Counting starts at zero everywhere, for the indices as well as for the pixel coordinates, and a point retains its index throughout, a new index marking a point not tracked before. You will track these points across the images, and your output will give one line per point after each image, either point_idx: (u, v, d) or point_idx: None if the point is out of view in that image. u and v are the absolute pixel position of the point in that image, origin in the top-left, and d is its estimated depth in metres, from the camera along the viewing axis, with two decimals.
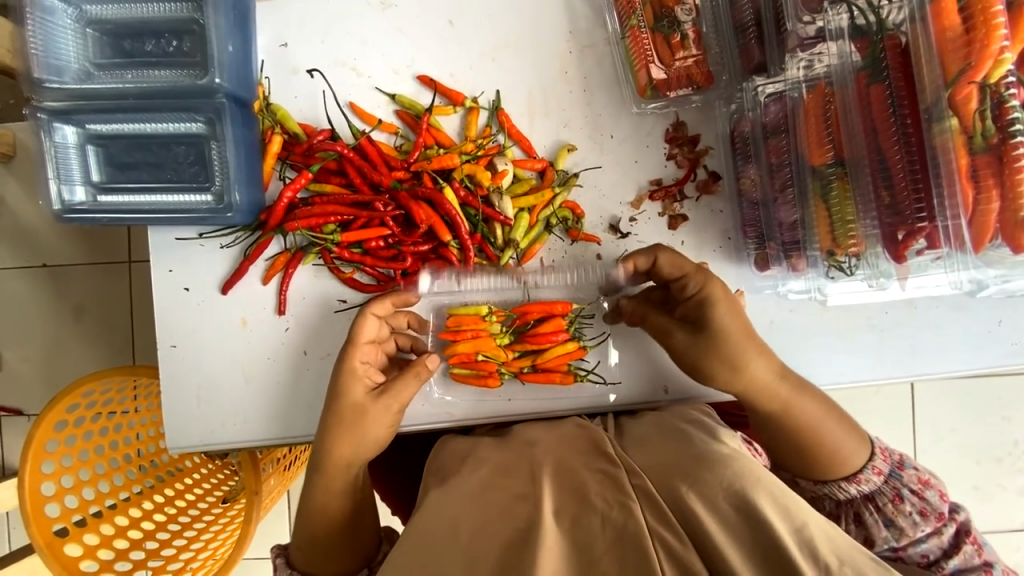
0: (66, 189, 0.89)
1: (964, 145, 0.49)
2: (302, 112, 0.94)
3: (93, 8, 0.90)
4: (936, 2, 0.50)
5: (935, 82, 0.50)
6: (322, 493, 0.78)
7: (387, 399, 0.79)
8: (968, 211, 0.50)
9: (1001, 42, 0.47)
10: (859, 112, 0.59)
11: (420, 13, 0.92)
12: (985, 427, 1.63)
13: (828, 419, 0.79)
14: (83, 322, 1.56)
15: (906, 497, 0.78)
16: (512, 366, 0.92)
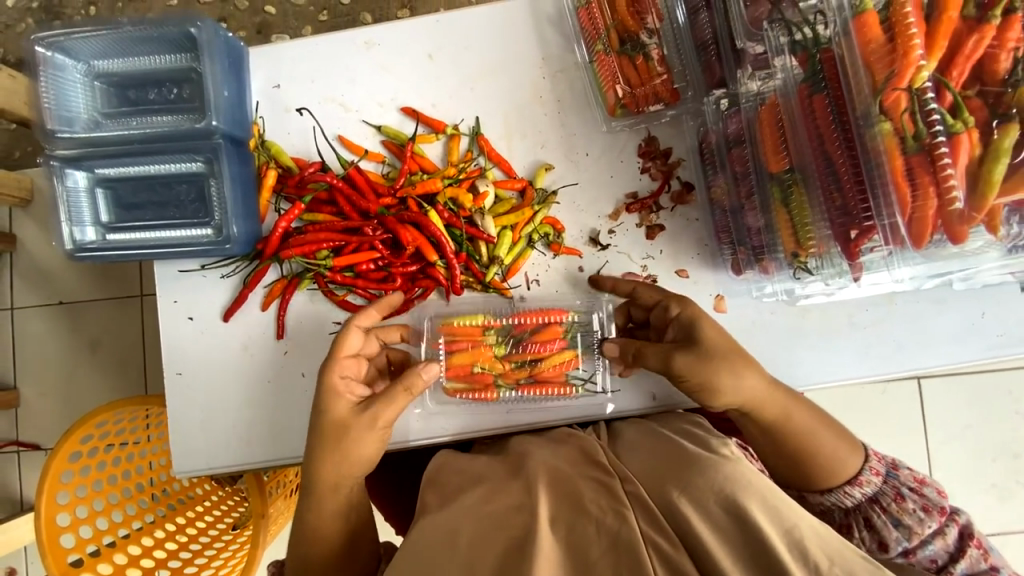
0: (77, 230, 0.96)
1: (896, 146, 0.52)
2: (295, 146, 1.00)
3: (101, 63, 0.98)
4: (859, 18, 0.53)
5: (864, 91, 0.54)
6: (316, 512, 0.81)
7: (372, 423, 0.79)
8: (904, 212, 0.53)
9: (919, 55, 0.50)
10: (803, 120, 0.63)
11: (401, 49, 0.98)
12: (999, 424, 1.61)
13: (820, 425, 0.81)
14: (97, 355, 1.62)
15: (907, 494, 0.78)
16: (512, 380, 0.92)
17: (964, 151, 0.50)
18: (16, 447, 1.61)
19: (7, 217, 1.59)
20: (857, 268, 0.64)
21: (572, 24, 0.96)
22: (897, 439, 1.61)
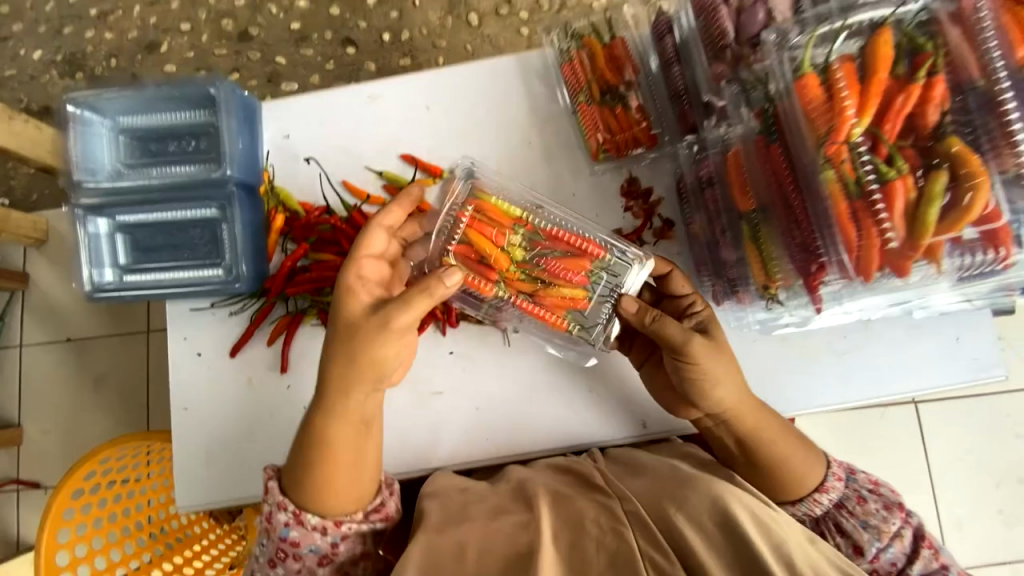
0: (96, 271, 1.02)
1: (839, 193, 0.58)
2: (301, 191, 1.06)
3: (125, 119, 1.06)
4: (799, 80, 0.59)
5: (808, 143, 0.60)
6: (328, 427, 0.80)
7: (388, 327, 0.79)
8: (851, 250, 0.59)
9: (851, 113, 0.57)
10: (762, 165, 0.70)
11: (401, 101, 1.07)
12: (1000, 448, 1.61)
13: (787, 439, 0.84)
14: (101, 392, 1.65)
15: (867, 496, 0.82)
16: (519, 282, 0.91)
17: (899, 196, 0.56)
18: (16, 486, 1.63)
19: (21, 257, 1.67)
20: (818, 299, 0.69)
21: (557, 74, 1.04)
22: (898, 464, 1.61)
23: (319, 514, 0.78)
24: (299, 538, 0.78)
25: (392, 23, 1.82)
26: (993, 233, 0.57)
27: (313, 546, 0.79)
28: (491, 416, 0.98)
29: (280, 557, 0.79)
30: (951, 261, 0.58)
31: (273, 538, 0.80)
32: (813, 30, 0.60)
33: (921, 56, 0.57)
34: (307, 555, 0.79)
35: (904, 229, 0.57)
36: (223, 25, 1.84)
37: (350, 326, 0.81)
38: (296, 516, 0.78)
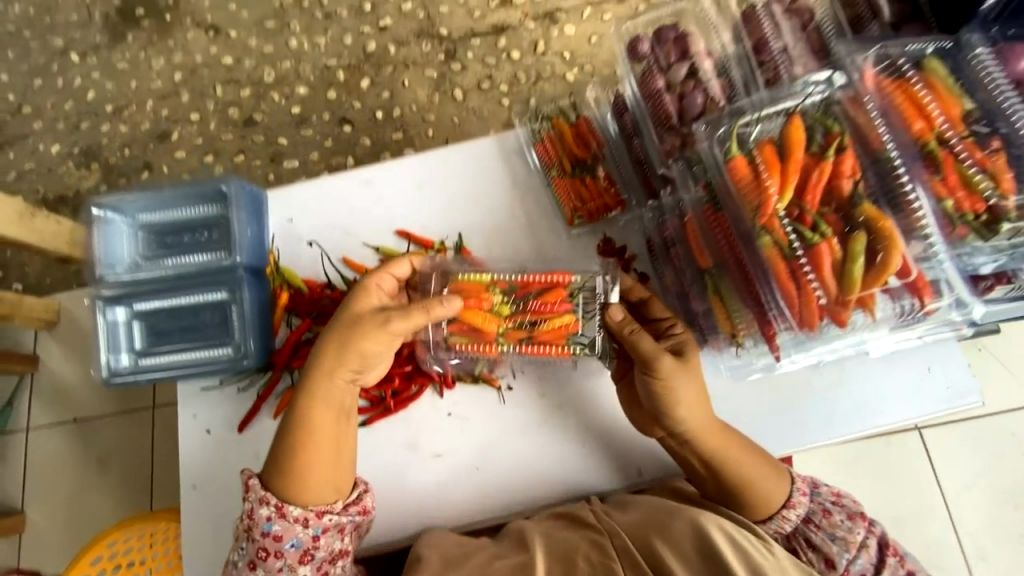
0: (113, 357, 1.10)
1: (777, 255, 0.70)
2: (305, 270, 1.15)
3: (144, 216, 1.17)
4: (729, 163, 0.73)
5: (746, 216, 0.72)
6: (313, 416, 0.90)
7: (386, 331, 0.92)
8: (794, 303, 0.71)
9: (772, 191, 0.70)
10: (712, 230, 0.80)
11: (393, 182, 1.18)
12: (1010, 469, 1.60)
13: (758, 467, 0.90)
14: (106, 471, 1.67)
15: (831, 508, 0.90)
16: (516, 331, 0.98)
17: (826, 259, 0.68)
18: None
19: (32, 342, 1.72)
20: (777, 347, 0.78)
21: (529, 150, 1.15)
22: (911, 492, 1.60)
23: (296, 501, 0.87)
24: (282, 532, 0.85)
25: (384, 102, 2.00)
26: (913, 285, 0.69)
27: (294, 540, 0.86)
28: (492, 474, 1.02)
29: (262, 557, 0.85)
30: (882, 307, 0.70)
31: (254, 540, 0.86)
32: (735, 122, 0.75)
33: (832, 134, 0.71)
34: (290, 550, 0.85)
35: (834, 290, 0.69)
36: (230, 113, 2.02)
37: (339, 325, 0.93)
38: (278, 509, 0.86)
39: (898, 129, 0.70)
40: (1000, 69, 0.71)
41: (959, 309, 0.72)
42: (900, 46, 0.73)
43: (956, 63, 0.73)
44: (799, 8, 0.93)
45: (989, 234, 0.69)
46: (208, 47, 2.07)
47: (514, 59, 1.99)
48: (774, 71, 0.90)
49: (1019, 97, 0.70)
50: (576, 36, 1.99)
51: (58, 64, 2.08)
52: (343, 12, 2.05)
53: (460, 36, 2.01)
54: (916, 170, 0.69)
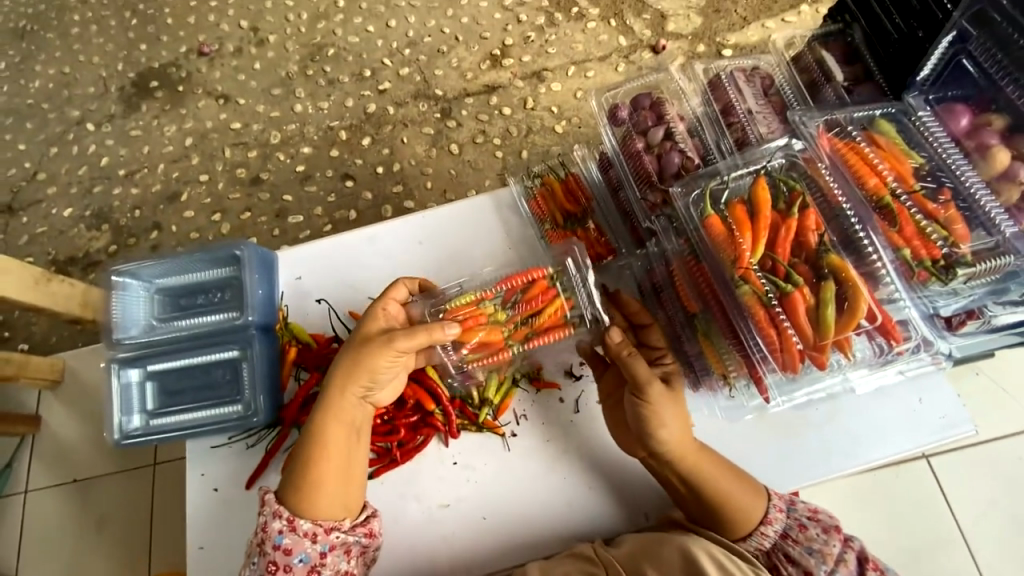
0: (126, 418, 1.13)
1: (756, 302, 0.80)
2: (313, 325, 1.20)
3: (161, 280, 1.23)
4: (705, 223, 0.86)
5: (725, 268, 0.83)
6: (325, 433, 0.94)
7: (392, 348, 0.94)
8: (777, 347, 0.79)
9: (745, 247, 0.81)
10: (694, 281, 0.89)
11: (397, 239, 1.25)
12: (1020, 494, 1.59)
13: (735, 484, 0.90)
14: (105, 533, 1.64)
15: (807, 522, 0.90)
16: (524, 328, 1.01)
17: (799, 305, 0.78)
18: None
19: (37, 401, 1.73)
20: (765, 390, 0.83)
21: (523, 206, 1.22)
22: (924, 523, 1.58)
23: (305, 516, 0.91)
24: (292, 545, 0.89)
25: (384, 158, 2.12)
26: (880, 327, 0.78)
27: (303, 555, 0.89)
28: (499, 524, 1.02)
29: (270, 570, 0.88)
30: (853, 349, 0.79)
31: (263, 554, 0.89)
32: (707, 184, 0.88)
33: (795, 192, 0.83)
34: (297, 565, 0.89)
35: (810, 334, 0.78)
36: (237, 173, 2.14)
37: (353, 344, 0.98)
38: (290, 523, 0.90)
39: (856, 185, 0.84)
40: (941, 127, 0.89)
41: (927, 349, 0.80)
42: (847, 115, 0.90)
43: (902, 125, 0.89)
44: (758, 77, 1.06)
45: (945, 276, 0.80)
46: (217, 113, 2.21)
47: (505, 114, 2.13)
48: (742, 131, 1.01)
49: (958, 152, 0.87)
50: (562, 92, 2.15)
51: (75, 134, 2.22)
52: (345, 78, 2.22)
53: (454, 95, 2.17)
54: (871, 219, 0.82)
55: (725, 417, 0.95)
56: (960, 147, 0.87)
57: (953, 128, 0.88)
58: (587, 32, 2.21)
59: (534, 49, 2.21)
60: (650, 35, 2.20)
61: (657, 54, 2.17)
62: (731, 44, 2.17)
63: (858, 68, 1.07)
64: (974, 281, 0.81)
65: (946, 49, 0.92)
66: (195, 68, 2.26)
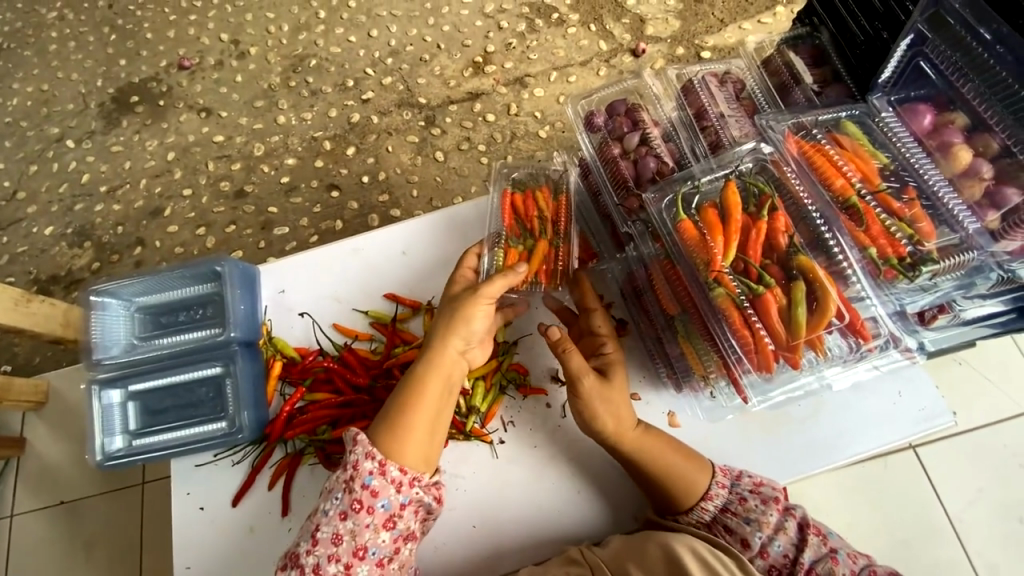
0: (108, 439, 1.11)
1: (731, 304, 0.81)
2: (297, 339, 1.20)
3: (141, 299, 1.23)
4: (679, 227, 0.87)
5: (700, 271, 0.84)
6: (426, 381, 0.92)
7: (484, 299, 0.95)
8: (754, 348, 0.80)
9: (717, 253, 0.82)
10: (670, 284, 0.91)
11: (380, 249, 1.25)
12: (1005, 479, 1.62)
13: (677, 460, 0.92)
14: (93, 556, 1.61)
15: (747, 495, 0.91)
16: (556, 228, 1.05)
17: (772, 306, 0.79)
18: None
19: (20, 423, 1.70)
20: (743, 391, 0.84)
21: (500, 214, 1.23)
22: (913, 512, 1.60)
23: (392, 460, 0.89)
24: (379, 488, 0.87)
25: (369, 167, 2.12)
26: (850, 325, 0.80)
27: (386, 501, 0.87)
28: (489, 532, 1.02)
29: (354, 508, 0.85)
30: (829, 346, 0.80)
31: (350, 490, 0.87)
32: (679, 189, 0.90)
33: (764, 196, 0.85)
34: (379, 510, 0.86)
35: (783, 335, 0.79)
36: (221, 186, 2.12)
37: (458, 295, 0.98)
38: (381, 467, 0.88)
39: (824, 186, 0.86)
40: (904, 127, 0.92)
41: (896, 345, 0.82)
42: (813, 118, 0.92)
43: (867, 127, 0.92)
44: (729, 82, 1.08)
45: (912, 274, 0.82)
46: (200, 127, 2.20)
47: (489, 121, 2.14)
48: (715, 134, 1.02)
49: (921, 151, 0.89)
50: (545, 97, 2.16)
51: (54, 151, 2.19)
52: (327, 89, 2.22)
53: (438, 103, 2.18)
54: (837, 220, 0.84)
55: (711, 417, 0.96)
56: (923, 146, 0.90)
57: (915, 128, 0.91)
58: (568, 37, 2.24)
59: (516, 55, 2.22)
60: (630, 40, 2.23)
61: (637, 58, 2.20)
62: (710, 46, 2.21)
63: (826, 71, 1.10)
64: (940, 278, 0.83)
65: (904, 50, 0.94)
66: (176, 82, 2.25)
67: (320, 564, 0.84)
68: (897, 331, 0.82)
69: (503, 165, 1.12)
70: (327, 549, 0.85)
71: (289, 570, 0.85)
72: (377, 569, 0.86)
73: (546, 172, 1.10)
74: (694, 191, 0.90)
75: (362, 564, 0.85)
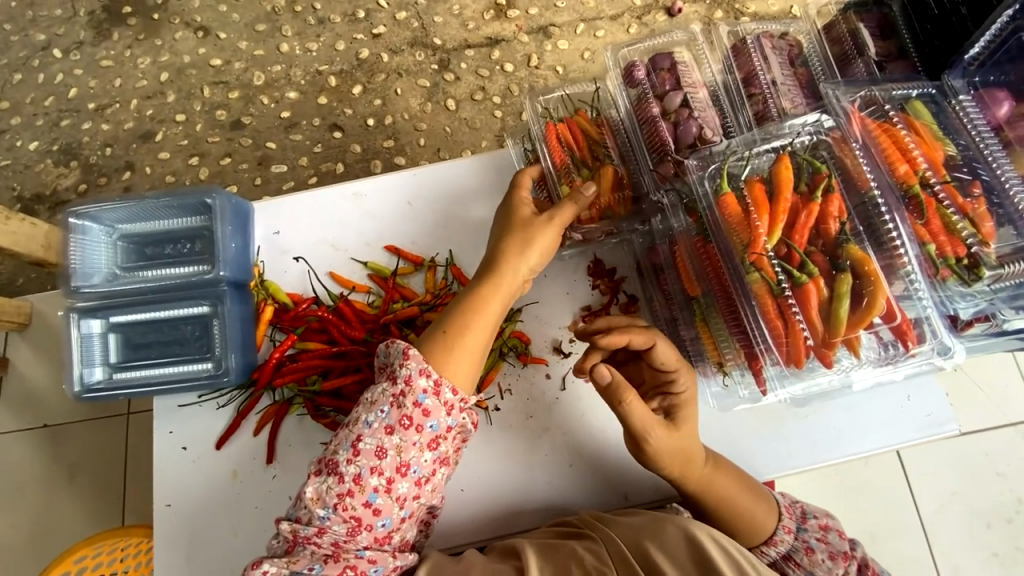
0: (86, 371, 1.06)
1: (767, 291, 0.76)
2: (290, 285, 1.13)
3: (125, 226, 1.15)
4: (721, 198, 0.81)
5: (743, 248, 0.78)
6: (487, 304, 0.89)
7: (552, 227, 0.91)
8: (782, 336, 0.76)
9: (762, 241, 0.77)
10: (701, 261, 0.86)
11: (383, 196, 1.16)
12: (982, 485, 1.65)
13: (741, 492, 0.90)
14: (76, 481, 1.61)
15: (814, 546, 0.90)
16: (608, 152, 0.98)
17: (813, 297, 0.75)
18: None
19: (2, 343, 1.63)
20: (764, 380, 0.81)
21: (520, 153, 1.15)
22: (888, 508, 1.63)
23: (443, 376, 0.85)
24: (430, 408, 0.84)
25: (375, 109, 1.98)
26: (897, 328, 0.76)
27: (435, 423, 0.84)
28: (478, 496, 1.00)
29: (403, 425, 0.83)
30: (866, 350, 0.76)
31: (400, 406, 0.83)
32: (726, 160, 0.83)
33: (819, 174, 0.79)
34: (427, 430, 0.84)
35: (820, 328, 0.75)
36: (217, 115, 1.98)
37: (525, 219, 0.93)
38: (435, 386, 0.84)
39: (886, 170, 0.79)
40: (979, 114, 0.83)
41: (940, 354, 0.77)
42: (885, 93, 0.84)
43: (938, 108, 0.84)
44: (786, 45, 0.98)
45: (969, 276, 0.77)
46: (196, 48, 2.03)
47: (507, 71, 1.99)
48: (763, 103, 0.93)
49: (995, 142, 0.81)
50: (569, 51, 2.01)
51: (40, 60, 2.02)
52: (336, 18, 2.04)
53: (454, 47, 2.01)
54: (898, 209, 0.78)
55: (720, 406, 0.93)
56: (998, 136, 0.82)
57: (991, 115, 0.83)
58: None
59: (542, 1, 2.04)
60: None
61: (672, 18, 2.02)
62: (751, 12, 2.03)
63: (892, 44, 0.98)
64: (999, 284, 0.77)
65: (1004, 24, 0.81)
66: None
67: (362, 475, 0.82)
68: (947, 342, 0.77)
69: (532, 97, 1.06)
70: (370, 461, 0.82)
71: (324, 476, 0.83)
72: (415, 487, 0.84)
73: (575, 98, 1.05)
74: (741, 163, 0.83)
75: (402, 481, 0.83)
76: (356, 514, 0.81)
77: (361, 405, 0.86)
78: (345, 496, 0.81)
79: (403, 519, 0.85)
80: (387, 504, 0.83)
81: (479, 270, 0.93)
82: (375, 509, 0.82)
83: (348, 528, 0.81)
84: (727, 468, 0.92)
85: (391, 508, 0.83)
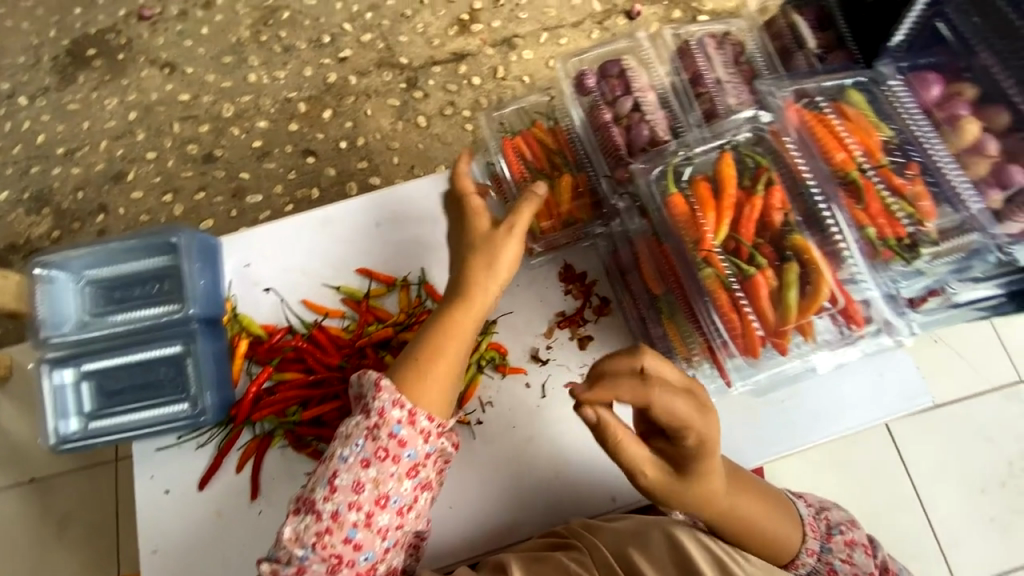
0: (62, 421, 1.05)
1: (718, 285, 0.79)
2: (264, 316, 1.13)
3: (93, 271, 1.14)
4: (669, 200, 0.83)
5: (690, 246, 0.81)
6: (458, 327, 0.89)
7: (512, 235, 0.92)
8: (736, 330, 0.78)
9: (709, 240, 0.79)
10: (655, 261, 0.88)
11: (351, 220, 1.16)
12: (973, 453, 1.67)
13: (763, 512, 0.86)
14: (66, 534, 1.57)
15: (837, 566, 0.91)
16: (566, 161, 1.00)
17: (762, 288, 0.77)
18: None
19: None
20: (727, 375, 0.82)
21: None
22: (884, 484, 1.64)
23: (420, 406, 0.85)
24: (406, 438, 0.84)
25: (347, 132, 1.99)
26: (844, 310, 0.78)
27: (412, 452, 0.84)
28: (465, 515, 1.00)
29: (379, 457, 0.83)
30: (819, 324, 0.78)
31: (374, 438, 0.83)
32: (671, 160, 0.85)
33: (761, 168, 0.81)
34: (405, 459, 0.84)
35: (771, 321, 0.77)
36: (188, 150, 1.98)
37: (485, 235, 0.93)
38: (410, 416, 0.84)
39: (825, 158, 0.82)
40: (910, 98, 0.86)
41: (888, 332, 0.79)
42: (816, 85, 0.87)
43: (872, 96, 0.87)
44: (729, 44, 1.01)
45: (909, 255, 0.80)
46: (162, 84, 2.03)
47: (474, 84, 2.02)
48: (711, 102, 0.96)
49: (926, 124, 0.84)
50: (534, 60, 2.04)
51: (5, 109, 2.01)
52: (301, 45, 2.05)
53: (420, 64, 2.03)
54: (837, 197, 0.80)
55: None
56: (930, 118, 0.85)
57: (923, 99, 0.85)
58: None
59: (504, 13, 2.07)
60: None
61: (632, 21, 2.07)
62: (709, 9, 2.08)
63: (830, 35, 1.01)
64: (936, 259, 0.81)
65: (920, 13, 0.87)
66: (135, 34, 2.06)
67: (340, 511, 0.81)
68: (891, 318, 0.79)
69: (487, 114, 1.07)
70: (347, 497, 0.82)
71: (303, 514, 0.82)
72: (397, 517, 0.84)
73: (531, 110, 1.06)
74: (687, 163, 0.84)
75: (382, 512, 0.83)
76: (337, 552, 0.81)
77: (337, 440, 0.85)
78: (323, 534, 0.81)
79: (387, 549, 0.85)
80: (368, 537, 0.83)
81: (448, 292, 0.93)
82: (356, 543, 0.82)
83: (328, 566, 0.81)
84: (748, 484, 0.87)
85: (373, 541, 0.83)
